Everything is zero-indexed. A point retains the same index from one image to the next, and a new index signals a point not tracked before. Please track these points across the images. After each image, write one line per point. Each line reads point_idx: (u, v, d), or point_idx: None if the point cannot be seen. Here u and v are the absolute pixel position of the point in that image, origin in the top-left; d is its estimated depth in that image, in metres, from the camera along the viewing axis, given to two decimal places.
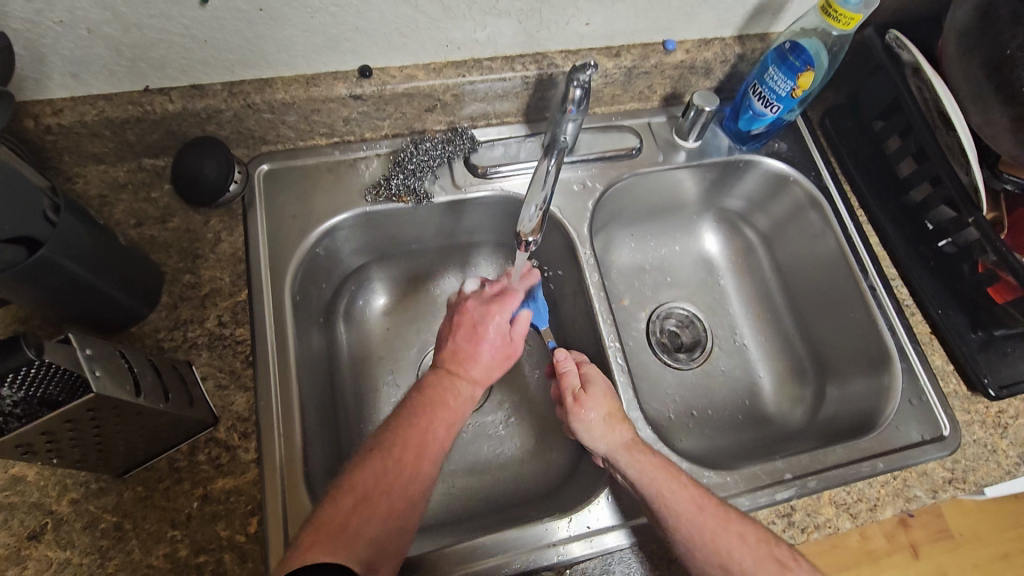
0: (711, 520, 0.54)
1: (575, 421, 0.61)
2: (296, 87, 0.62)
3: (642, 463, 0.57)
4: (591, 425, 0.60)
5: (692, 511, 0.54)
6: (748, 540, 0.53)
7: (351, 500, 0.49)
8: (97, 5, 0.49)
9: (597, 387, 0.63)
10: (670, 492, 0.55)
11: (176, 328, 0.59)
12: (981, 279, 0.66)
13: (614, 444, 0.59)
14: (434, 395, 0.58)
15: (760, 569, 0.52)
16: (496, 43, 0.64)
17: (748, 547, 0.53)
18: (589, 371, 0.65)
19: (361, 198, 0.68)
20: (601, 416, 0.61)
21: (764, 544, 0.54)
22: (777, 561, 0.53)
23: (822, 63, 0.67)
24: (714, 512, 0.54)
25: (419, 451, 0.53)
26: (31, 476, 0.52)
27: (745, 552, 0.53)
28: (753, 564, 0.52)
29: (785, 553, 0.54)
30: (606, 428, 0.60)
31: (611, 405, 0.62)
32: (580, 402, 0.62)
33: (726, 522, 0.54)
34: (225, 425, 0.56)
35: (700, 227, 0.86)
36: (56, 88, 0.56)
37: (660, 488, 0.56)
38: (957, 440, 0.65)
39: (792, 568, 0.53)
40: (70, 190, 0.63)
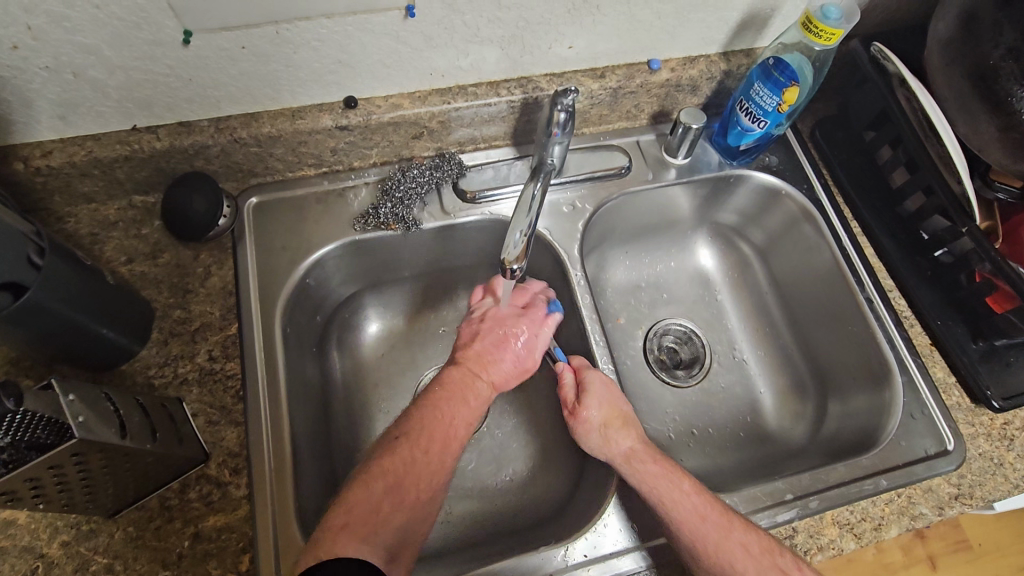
0: (714, 531, 0.53)
1: (577, 432, 0.63)
2: (283, 121, 0.62)
3: (645, 473, 0.58)
4: (589, 440, 0.62)
5: (695, 520, 0.54)
6: (751, 550, 0.53)
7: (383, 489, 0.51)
8: (81, 50, 0.50)
9: (596, 398, 0.63)
10: (675, 501, 0.55)
11: (167, 364, 0.59)
12: (979, 289, 0.65)
13: (614, 454, 0.60)
14: (456, 378, 0.61)
15: None
16: (480, 69, 0.65)
17: (750, 557, 0.52)
18: (589, 376, 0.64)
19: (350, 227, 0.69)
20: (597, 429, 0.62)
21: (768, 553, 0.53)
22: (780, 571, 0.52)
23: (806, 78, 0.66)
24: (717, 521, 0.54)
25: (445, 431, 0.56)
26: (22, 519, 0.52)
27: (748, 562, 0.52)
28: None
29: (790, 563, 0.53)
30: (603, 440, 0.61)
31: (609, 416, 0.62)
32: (577, 414, 0.63)
33: (728, 532, 0.54)
34: (215, 461, 0.56)
35: (695, 242, 0.86)
36: (45, 131, 0.57)
37: (665, 497, 0.56)
38: (962, 454, 0.63)
39: None
40: (61, 229, 0.63)
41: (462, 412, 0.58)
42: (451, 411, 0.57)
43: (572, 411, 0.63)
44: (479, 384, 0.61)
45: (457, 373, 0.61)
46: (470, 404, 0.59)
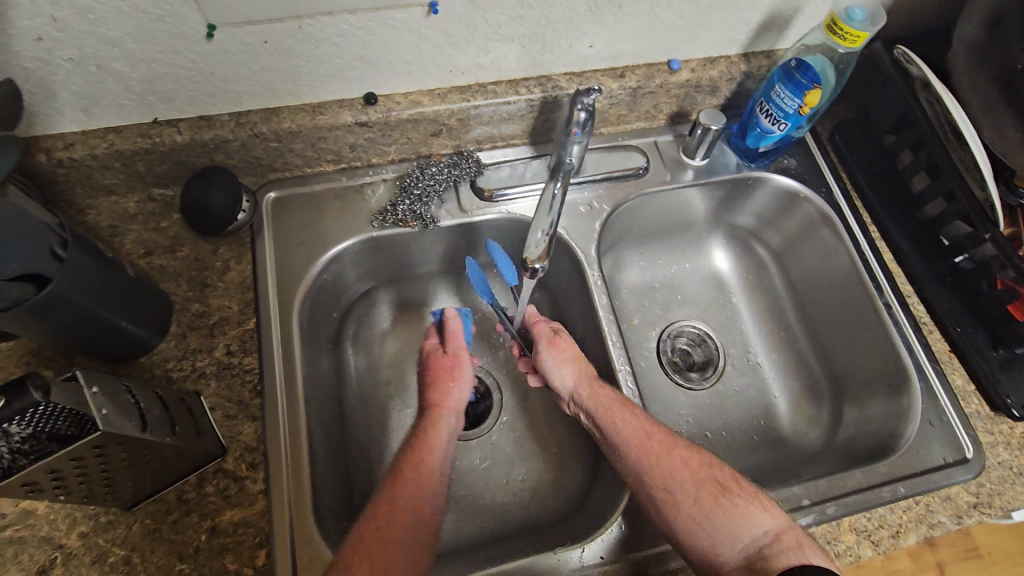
0: (657, 447, 0.57)
1: (543, 361, 0.65)
2: (302, 116, 0.62)
3: (601, 397, 0.61)
4: (556, 365, 0.65)
5: (641, 438, 0.58)
6: (691, 464, 0.56)
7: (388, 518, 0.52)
8: (106, 43, 0.50)
9: (568, 335, 0.67)
10: (624, 422, 0.59)
11: (185, 358, 0.59)
12: (1000, 296, 0.64)
13: (581, 380, 0.63)
14: (424, 425, 0.60)
15: (700, 490, 0.55)
16: (500, 67, 0.65)
17: (690, 470, 0.56)
18: (559, 326, 0.69)
19: (368, 223, 0.69)
20: (570, 357, 0.65)
21: (707, 467, 0.56)
22: (717, 485, 0.55)
23: (827, 79, 0.66)
24: (661, 440, 0.58)
25: (422, 479, 0.55)
26: (41, 509, 0.52)
27: (687, 474, 0.56)
28: (695, 487, 0.55)
29: (727, 476, 0.56)
30: (572, 366, 0.64)
31: (581, 354, 0.66)
32: (552, 344, 0.66)
33: (670, 449, 0.57)
34: (233, 456, 0.56)
35: (710, 244, 0.85)
36: (67, 123, 0.57)
37: (614, 416, 0.59)
38: (981, 463, 0.63)
39: (732, 490, 0.55)
40: (81, 221, 0.64)
41: (434, 456, 0.57)
42: (424, 456, 0.57)
43: (548, 339, 0.66)
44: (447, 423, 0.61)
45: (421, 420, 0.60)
46: (441, 446, 0.58)
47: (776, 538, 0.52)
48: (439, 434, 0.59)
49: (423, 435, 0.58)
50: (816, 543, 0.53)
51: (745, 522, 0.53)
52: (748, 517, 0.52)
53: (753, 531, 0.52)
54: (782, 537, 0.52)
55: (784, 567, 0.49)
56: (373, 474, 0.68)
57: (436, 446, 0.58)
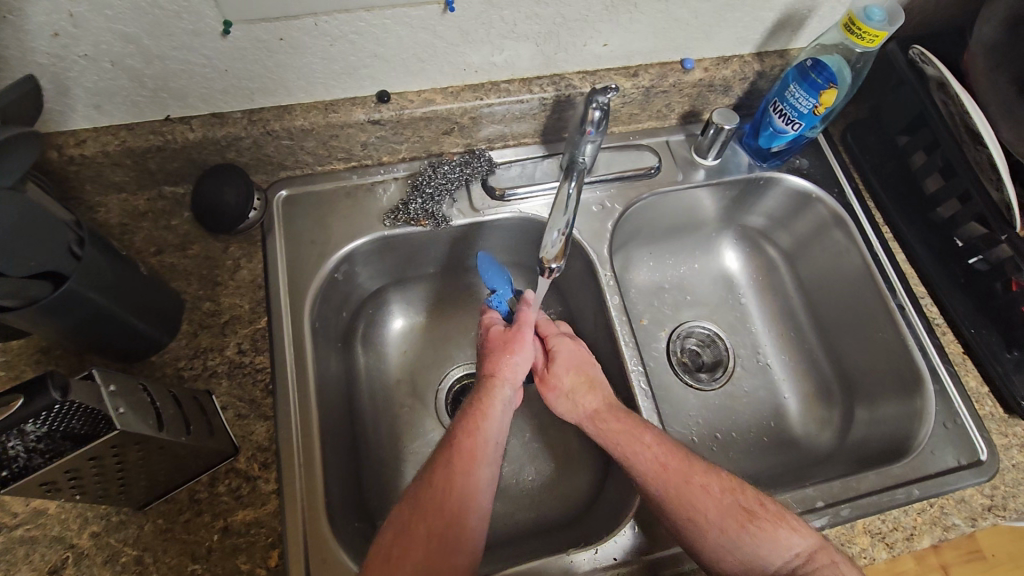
0: (675, 477, 0.55)
1: (547, 401, 0.65)
2: (315, 114, 0.62)
3: (607, 430, 0.59)
4: (558, 404, 0.64)
5: (657, 469, 0.55)
6: (712, 490, 0.54)
7: (425, 528, 0.50)
8: (121, 39, 0.49)
9: (560, 361, 0.65)
10: (634, 454, 0.56)
11: (196, 356, 0.59)
12: (1015, 298, 0.64)
13: (579, 415, 0.62)
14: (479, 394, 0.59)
15: (726, 518, 0.53)
16: (514, 66, 0.64)
17: (713, 497, 0.54)
18: (556, 343, 0.66)
19: (379, 222, 0.68)
20: (562, 392, 0.64)
21: (729, 491, 0.55)
22: (742, 509, 0.54)
23: (844, 80, 0.65)
24: (676, 467, 0.55)
25: (477, 450, 0.54)
26: (53, 509, 0.51)
27: (710, 502, 0.54)
28: (720, 515, 0.53)
29: (751, 498, 0.55)
30: (571, 402, 0.63)
31: (579, 381, 0.63)
32: (547, 381, 0.65)
33: (688, 475, 0.55)
34: (245, 455, 0.56)
35: (720, 244, 0.85)
36: (79, 120, 0.56)
37: (625, 450, 0.57)
38: (995, 465, 0.63)
39: (759, 514, 0.53)
40: (91, 219, 0.63)
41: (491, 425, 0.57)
42: (479, 425, 0.56)
43: (543, 374, 0.66)
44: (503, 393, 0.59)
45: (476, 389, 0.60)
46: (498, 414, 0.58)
47: (808, 557, 0.51)
48: (495, 403, 0.58)
49: (477, 405, 0.58)
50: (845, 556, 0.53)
51: (776, 544, 0.52)
52: (777, 541, 0.52)
53: (783, 555, 0.51)
54: (815, 558, 0.51)
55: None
56: (383, 474, 0.68)
57: (489, 414, 0.57)
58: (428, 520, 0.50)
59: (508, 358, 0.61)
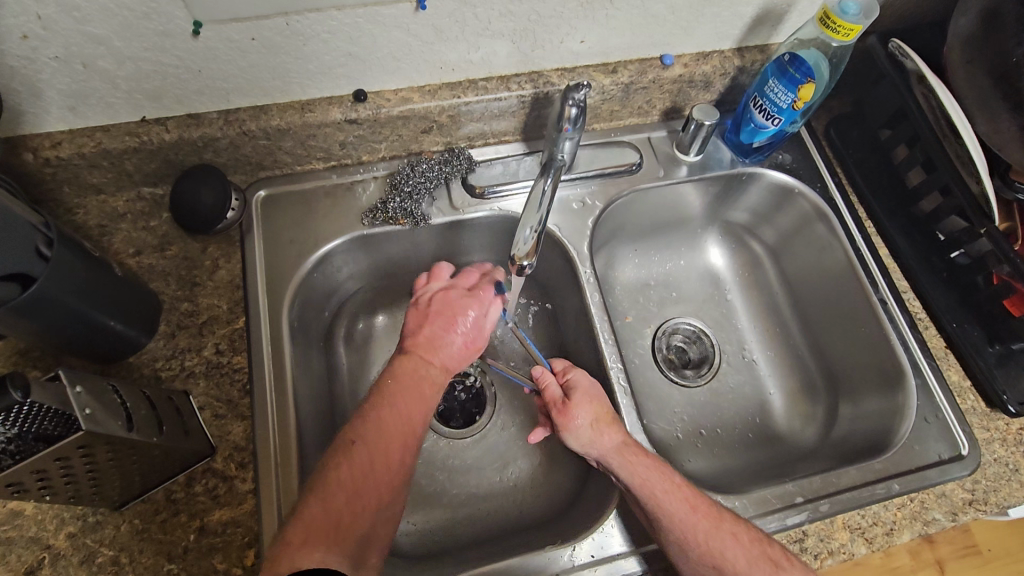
0: (704, 522, 0.53)
1: (565, 432, 0.61)
2: (292, 114, 0.62)
3: (636, 465, 0.56)
4: (580, 434, 0.60)
5: (686, 512, 0.53)
6: (741, 539, 0.53)
7: (342, 495, 0.48)
8: (91, 41, 0.49)
9: (581, 393, 0.62)
10: (664, 494, 0.54)
11: (174, 357, 0.59)
12: (996, 291, 0.64)
13: (604, 449, 0.58)
14: (404, 368, 0.56)
15: (755, 569, 0.51)
16: (490, 63, 0.64)
17: (741, 547, 0.52)
18: (573, 377, 0.64)
19: (358, 221, 0.68)
20: (587, 424, 0.60)
21: (758, 543, 0.53)
22: (771, 562, 0.52)
23: (822, 73, 0.65)
24: (707, 513, 0.54)
25: (402, 430, 0.52)
26: (29, 510, 0.52)
27: (740, 553, 0.52)
28: (748, 566, 0.51)
29: (778, 552, 0.53)
30: (594, 434, 0.59)
31: (598, 408, 0.61)
32: (566, 412, 0.61)
33: (718, 523, 0.53)
34: (222, 455, 0.56)
35: (705, 241, 0.84)
36: (54, 122, 0.56)
37: (654, 491, 0.55)
38: (977, 459, 0.62)
39: (786, 568, 0.52)
40: (70, 221, 0.63)
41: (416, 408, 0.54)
42: (407, 410, 0.54)
43: (560, 407, 0.62)
44: (430, 370, 0.57)
45: (402, 363, 0.57)
46: (426, 397, 0.55)
47: None
48: (420, 398, 0.55)
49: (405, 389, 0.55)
50: None
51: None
52: None
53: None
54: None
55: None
56: None
57: (419, 391, 0.55)
58: (383, 439, 0.51)
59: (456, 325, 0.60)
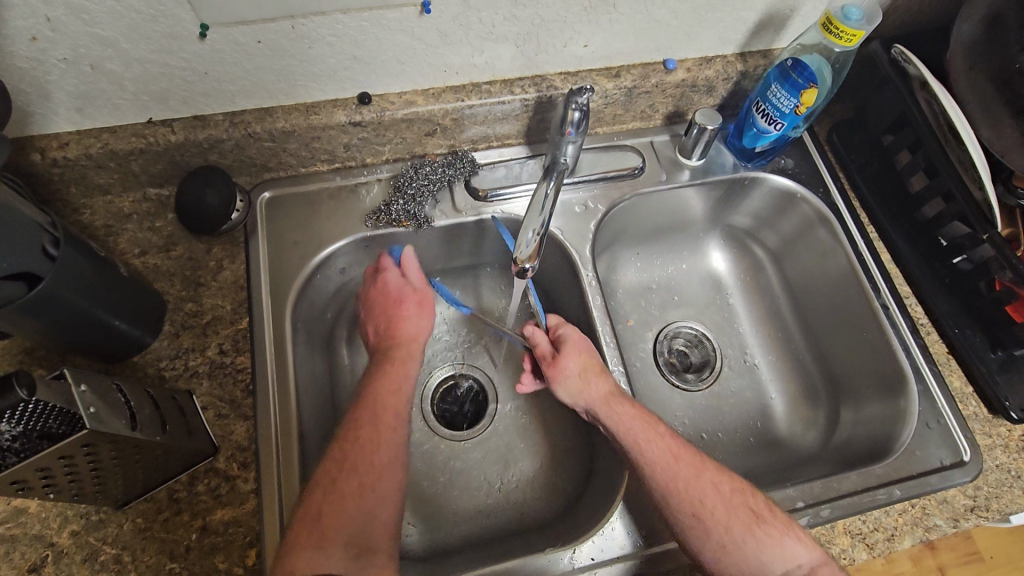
0: (685, 470, 0.56)
1: (555, 383, 0.64)
2: (296, 116, 0.62)
3: (621, 414, 0.60)
4: (568, 385, 0.63)
5: (668, 460, 0.56)
6: (722, 489, 0.55)
7: (341, 483, 0.53)
8: (99, 43, 0.50)
9: (571, 344, 0.65)
10: (648, 442, 0.57)
11: (178, 356, 0.59)
12: (999, 298, 0.63)
13: (593, 397, 0.61)
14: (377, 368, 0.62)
15: (733, 517, 0.53)
16: (494, 67, 0.64)
17: (721, 496, 0.54)
18: (564, 331, 0.67)
19: (362, 223, 0.69)
20: (574, 373, 0.63)
21: (738, 493, 0.55)
22: (751, 511, 0.54)
23: (824, 79, 0.66)
24: (689, 462, 0.56)
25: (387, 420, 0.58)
26: (33, 507, 0.52)
27: (719, 501, 0.54)
28: (727, 514, 0.53)
29: (760, 504, 0.55)
30: (583, 383, 0.62)
31: (587, 357, 0.64)
32: (556, 364, 0.64)
33: (700, 471, 0.56)
34: (224, 455, 0.56)
35: (707, 245, 0.85)
36: (62, 123, 0.57)
37: (638, 438, 0.58)
38: (979, 465, 0.62)
39: (766, 519, 0.54)
40: (76, 221, 0.64)
41: (391, 395, 0.59)
42: (387, 403, 0.59)
43: (550, 361, 0.65)
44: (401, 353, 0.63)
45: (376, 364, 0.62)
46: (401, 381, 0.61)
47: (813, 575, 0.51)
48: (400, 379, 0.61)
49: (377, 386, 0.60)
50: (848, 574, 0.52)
51: (781, 551, 0.52)
52: (784, 546, 0.52)
53: (788, 565, 0.51)
54: (817, 571, 0.51)
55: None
56: None
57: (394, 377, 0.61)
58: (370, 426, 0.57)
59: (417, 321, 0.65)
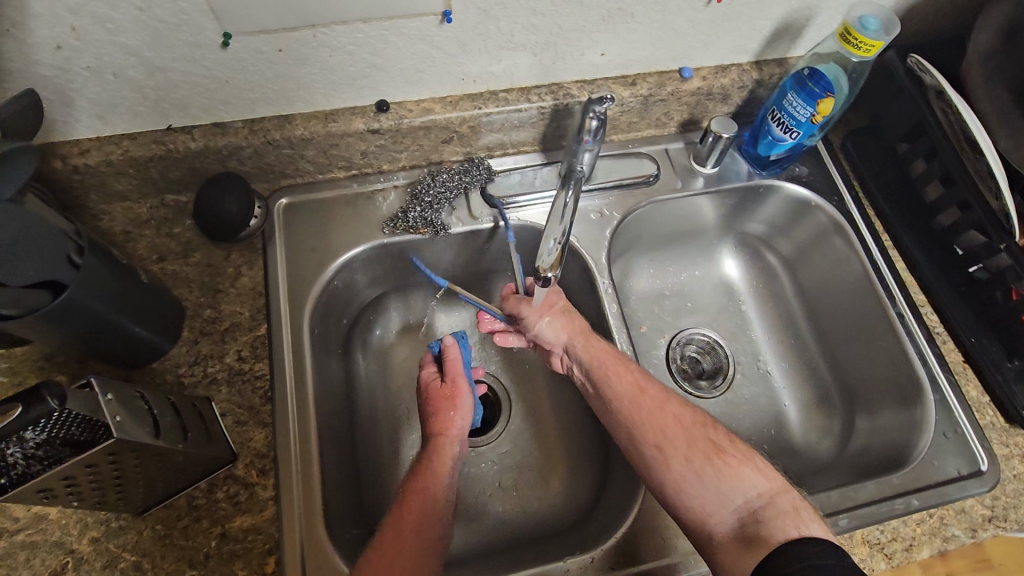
0: (650, 405, 0.59)
1: (531, 318, 0.65)
2: (315, 124, 0.63)
3: (595, 349, 0.64)
4: (545, 321, 0.65)
5: (635, 394, 0.60)
6: (685, 422, 0.58)
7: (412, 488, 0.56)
8: (123, 52, 0.50)
9: (551, 292, 0.67)
10: (619, 378, 0.61)
11: (196, 363, 0.60)
12: (1015, 307, 0.63)
13: (572, 334, 0.65)
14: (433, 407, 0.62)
15: (694, 448, 0.56)
16: (512, 75, 0.65)
17: (682, 429, 0.57)
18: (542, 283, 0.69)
19: (379, 230, 0.69)
20: (560, 310, 0.66)
21: (702, 428, 0.58)
22: (712, 443, 0.56)
23: (842, 88, 0.66)
24: (655, 397, 0.60)
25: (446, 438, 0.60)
26: (53, 514, 0.52)
27: (681, 434, 0.57)
28: (688, 445, 0.56)
29: (722, 438, 0.57)
30: (563, 321, 0.66)
31: (568, 308, 0.67)
32: (535, 302, 0.66)
33: (664, 406, 0.59)
34: (243, 462, 0.56)
35: (720, 252, 0.85)
36: (83, 130, 0.57)
37: (610, 375, 0.62)
38: (996, 475, 0.62)
39: (728, 452, 0.56)
40: (95, 227, 0.64)
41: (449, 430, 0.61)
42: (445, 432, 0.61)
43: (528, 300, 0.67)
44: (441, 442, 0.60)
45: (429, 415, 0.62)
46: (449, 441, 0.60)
47: (767, 499, 0.53)
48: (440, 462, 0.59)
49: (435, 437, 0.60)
50: (815, 514, 0.53)
51: (737, 479, 0.54)
52: (740, 475, 0.54)
53: (746, 492, 0.53)
54: (772, 498, 0.53)
55: (771, 525, 0.50)
56: (380, 481, 0.68)
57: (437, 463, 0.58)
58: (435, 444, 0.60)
59: (452, 414, 0.61)
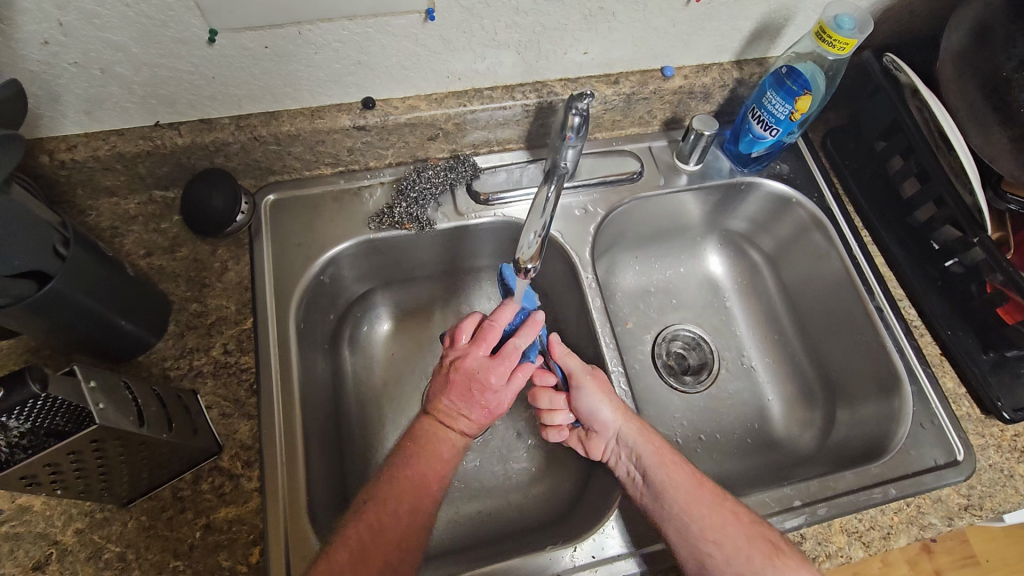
0: (708, 498, 0.57)
1: (584, 396, 0.63)
2: (302, 120, 0.63)
3: (646, 437, 0.62)
4: (596, 400, 0.63)
5: (690, 486, 0.58)
6: (742, 518, 0.56)
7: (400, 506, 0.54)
8: (110, 48, 0.51)
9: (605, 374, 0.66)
10: (673, 468, 0.60)
11: (182, 356, 0.60)
12: (991, 299, 0.65)
13: (621, 418, 0.63)
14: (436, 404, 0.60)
15: (752, 546, 0.54)
16: (496, 73, 0.66)
17: (741, 526, 0.55)
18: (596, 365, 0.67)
19: (365, 225, 0.70)
20: (613, 390, 0.64)
21: (758, 524, 0.55)
22: (771, 543, 0.54)
23: (818, 86, 0.67)
24: (712, 490, 0.58)
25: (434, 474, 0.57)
26: (38, 505, 0.52)
27: (739, 531, 0.55)
28: (748, 543, 0.54)
29: (779, 537, 0.55)
30: (613, 403, 0.63)
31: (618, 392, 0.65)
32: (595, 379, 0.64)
33: (721, 500, 0.57)
34: (228, 453, 0.56)
35: (704, 249, 0.86)
36: (71, 126, 0.58)
37: (663, 466, 0.60)
38: (972, 464, 0.63)
39: (785, 552, 0.54)
40: (82, 222, 0.65)
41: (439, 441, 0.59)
42: (434, 451, 0.58)
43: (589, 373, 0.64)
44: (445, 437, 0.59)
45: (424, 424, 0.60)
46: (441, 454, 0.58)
47: None
48: (429, 460, 0.57)
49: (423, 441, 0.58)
50: None
51: None
52: None
53: None
54: None
55: None
56: (366, 474, 0.68)
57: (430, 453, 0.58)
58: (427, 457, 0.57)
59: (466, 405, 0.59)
